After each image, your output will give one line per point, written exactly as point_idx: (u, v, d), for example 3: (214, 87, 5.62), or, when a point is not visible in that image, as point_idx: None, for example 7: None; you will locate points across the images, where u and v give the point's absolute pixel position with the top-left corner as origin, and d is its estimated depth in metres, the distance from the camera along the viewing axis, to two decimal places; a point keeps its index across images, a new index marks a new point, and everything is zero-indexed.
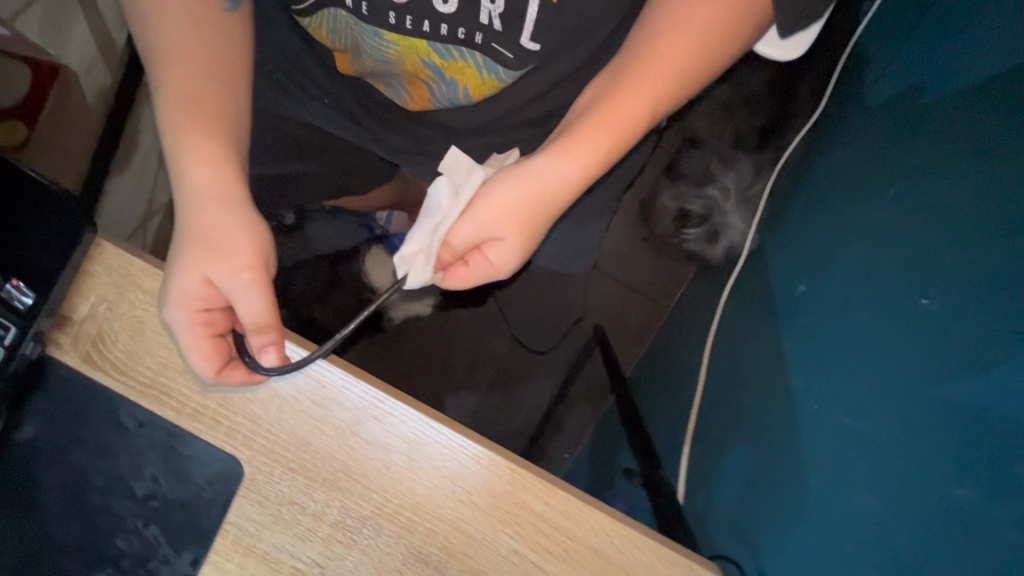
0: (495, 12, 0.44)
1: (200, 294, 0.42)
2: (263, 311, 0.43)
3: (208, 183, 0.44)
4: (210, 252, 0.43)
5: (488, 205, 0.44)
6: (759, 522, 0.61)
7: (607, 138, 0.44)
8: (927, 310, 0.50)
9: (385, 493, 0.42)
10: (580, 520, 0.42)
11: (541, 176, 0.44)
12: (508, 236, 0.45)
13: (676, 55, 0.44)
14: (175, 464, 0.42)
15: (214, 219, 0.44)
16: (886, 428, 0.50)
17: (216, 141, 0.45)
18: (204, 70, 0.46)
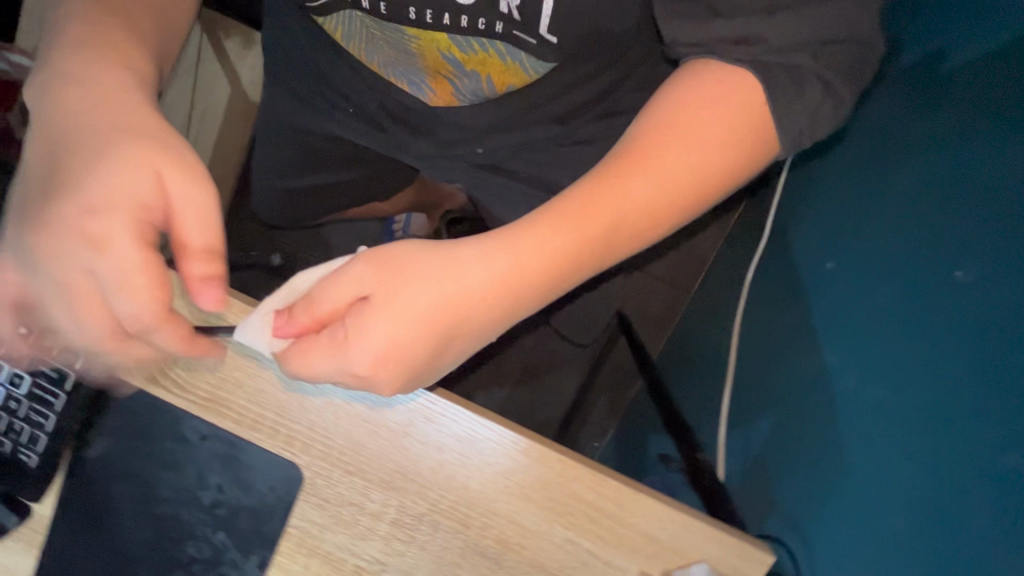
0: (514, 2, 0.42)
1: (136, 203, 0.38)
2: (211, 228, 0.40)
3: (95, 101, 0.40)
4: (124, 161, 0.38)
5: (367, 270, 0.38)
6: (800, 501, 0.61)
7: (577, 228, 0.39)
8: (961, 282, 0.50)
9: (440, 490, 0.43)
10: (632, 508, 0.43)
11: (461, 265, 0.39)
12: (372, 300, 0.38)
13: (681, 139, 0.40)
14: (236, 473, 0.44)
15: (122, 129, 0.40)
16: (923, 401, 0.50)
17: (116, 59, 0.41)
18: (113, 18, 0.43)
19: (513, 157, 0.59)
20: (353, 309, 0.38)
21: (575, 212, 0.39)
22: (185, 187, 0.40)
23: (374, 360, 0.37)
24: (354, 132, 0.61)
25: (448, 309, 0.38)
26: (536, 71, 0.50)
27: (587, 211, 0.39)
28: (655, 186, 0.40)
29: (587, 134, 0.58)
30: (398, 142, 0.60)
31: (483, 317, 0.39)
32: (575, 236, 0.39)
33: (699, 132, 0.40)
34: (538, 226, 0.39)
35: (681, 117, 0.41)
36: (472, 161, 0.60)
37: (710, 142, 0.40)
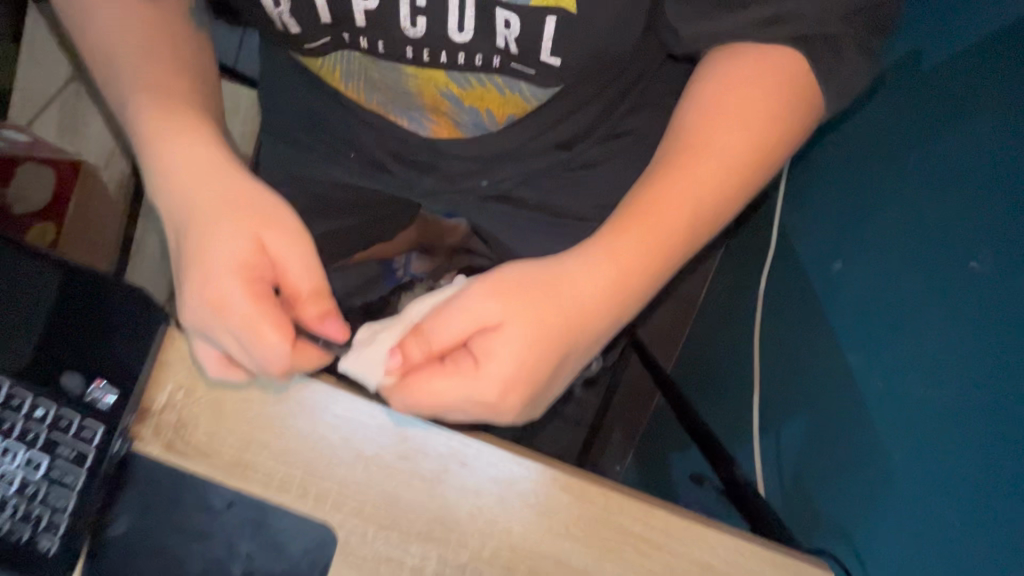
0: (511, 35, 0.43)
1: (244, 269, 0.43)
2: (312, 272, 0.45)
3: (211, 187, 0.45)
4: (238, 227, 0.44)
5: (490, 295, 0.40)
6: (847, 509, 0.59)
7: (650, 229, 0.42)
8: (977, 272, 0.49)
9: (482, 538, 0.41)
10: (682, 537, 0.41)
11: (570, 274, 0.41)
12: (505, 323, 0.40)
13: (739, 126, 0.43)
14: (266, 539, 0.42)
15: (221, 203, 0.45)
16: (957, 397, 0.48)
17: (204, 140, 0.47)
18: (157, 99, 0.47)
19: (522, 186, 0.60)
20: (480, 331, 0.40)
21: (662, 216, 0.42)
22: (280, 244, 0.44)
23: (506, 377, 0.40)
24: (357, 174, 0.61)
25: (539, 315, 0.40)
26: (534, 98, 0.50)
27: (651, 213, 0.42)
28: (721, 174, 0.42)
29: (594, 156, 0.58)
30: (405, 181, 0.59)
31: (602, 311, 0.42)
32: (653, 234, 0.42)
33: (747, 123, 0.43)
34: (614, 228, 0.42)
35: (722, 110, 0.43)
36: (477, 193, 0.60)
37: (748, 130, 0.43)
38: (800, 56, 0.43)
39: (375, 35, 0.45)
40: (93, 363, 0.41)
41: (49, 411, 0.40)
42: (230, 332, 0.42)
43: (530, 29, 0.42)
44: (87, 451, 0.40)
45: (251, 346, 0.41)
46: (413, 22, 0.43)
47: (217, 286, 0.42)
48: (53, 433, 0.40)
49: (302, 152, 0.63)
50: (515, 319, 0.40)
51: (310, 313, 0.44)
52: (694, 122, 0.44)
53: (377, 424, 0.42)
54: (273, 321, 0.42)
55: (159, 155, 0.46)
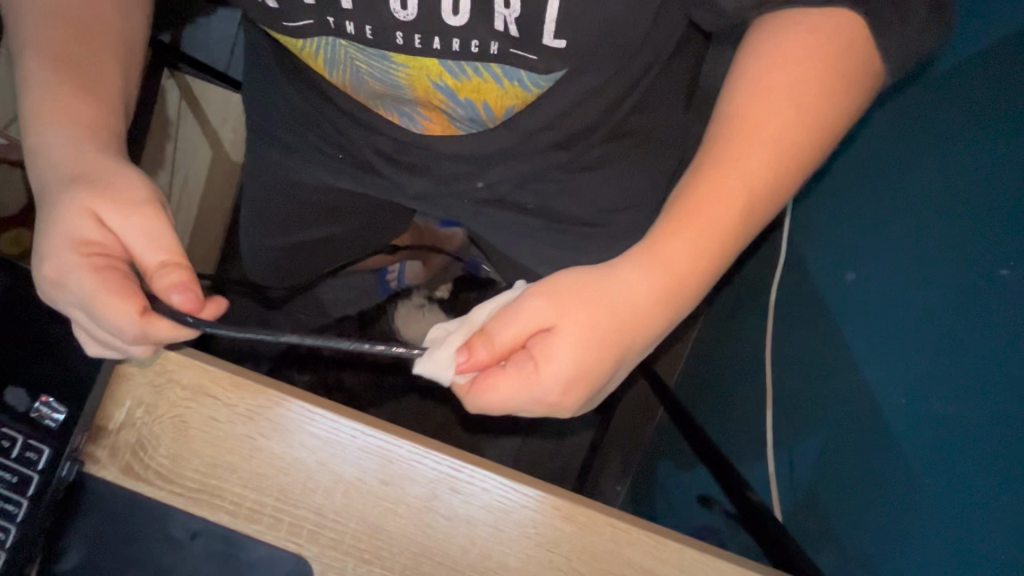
0: (511, 16, 0.39)
1: (91, 243, 0.36)
2: (163, 246, 0.36)
3: (57, 136, 0.37)
4: (82, 194, 0.36)
5: (540, 297, 0.36)
6: (868, 536, 0.55)
7: (716, 223, 0.36)
8: (1007, 279, 0.46)
9: (474, 573, 0.37)
10: (699, 573, 0.37)
11: (622, 276, 0.36)
12: (556, 327, 0.36)
13: (802, 103, 0.35)
14: (233, 574, 0.38)
15: (78, 165, 0.37)
16: (990, 414, 0.45)
17: (75, 92, 0.38)
18: (68, 39, 0.39)
19: (519, 189, 0.56)
20: (535, 334, 0.36)
21: (714, 212, 0.36)
22: (135, 219, 0.36)
23: (566, 383, 0.36)
24: (345, 178, 0.58)
25: (596, 317, 0.36)
26: (535, 88, 0.47)
27: (713, 201, 0.36)
28: (781, 161, 0.36)
29: (592, 159, 0.55)
30: (395, 184, 0.56)
31: (653, 317, 0.37)
32: (721, 227, 0.36)
33: (818, 91, 0.35)
34: (672, 226, 0.36)
35: (786, 89, 0.35)
36: (471, 195, 0.56)
37: (816, 101, 0.35)
38: (861, 19, 0.35)
39: (364, 18, 0.41)
40: (41, 377, 0.37)
41: None
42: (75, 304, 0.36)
43: (532, 12, 0.39)
44: (30, 477, 0.36)
45: (111, 321, 0.35)
46: (404, 3, 0.39)
47: (52, 258, 0.35)
48: None
49: (287, 153, 0.59)
50: (563, 322, 0.36)
51: (157, 286, 0.36)
52: (746, 106, 0.36)
53: (360, 445, 0.38)
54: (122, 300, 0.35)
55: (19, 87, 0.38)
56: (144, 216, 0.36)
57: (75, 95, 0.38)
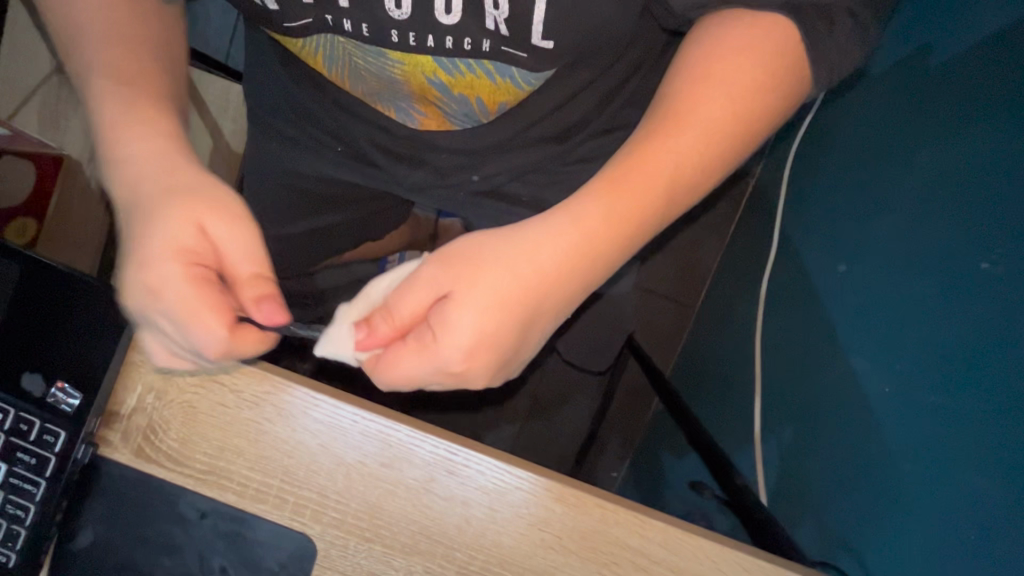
0: (501, 16, 0.40)
1: (185, 251, 0.38)
2: (255, 257, 0.39)
3: (143, 155, 0.40)
4: (176, 205, 0.38)
5: (438, 265, 0.37)
6: (850, 519, 0.57)
7: (630, 193, 0.37)
8: (990, 273, 0.46)
9: (470, 551, 0.39)
10: (682, 550, 0.39)
11: (529, 241, 0.37)
12: (455, 292, 0.37)
13: (725, 88, 0.38)
14: (241, 551, 0.40)
15: (167, 179, 0.39)
16: (970, 405, 0.45)
17: (154, 113, 0.41)
18: (132, 68, 0.42)
19: (515, 182, 0.58)
20: (436, 302, 0.37)
21: (636, 184, 0.37)
22: (224, 232, 0.39)
23: (467, 350, 0.37)
24: (345, 170, 0.60)
25: (501, 283, 0.36)
26: (528, 85, 0.48)
27: (630, 175, 0.38)
28: (701, 142, 0.38)
29: (586, 151, 0.56)
30: (392, 175, 0.57)
31: (559, 290, 0.38)
32: (634, 198, 0.37)
33: (740, 78, 0.38)
34: (586, 197, 0.38)
35: (709, 76, 0.38)
36: (469, 188, 0.57)
37: (738, 88, 0.38)
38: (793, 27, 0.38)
39: (359, 17, 0.42)
40: (53, 363, 0.39)
41: (9, 414, 0.38)
42: (167, 315, 0.37)
43: (522, 13, 0.40)
44: (48, 458, 0.38)
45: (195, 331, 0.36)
46: (398, 3, 0.40)
47: (146, 269, 0.37)
48: (13, 438, 0.38)
49: (288, 146, 0.61)
50: (468, 295, 0.36)
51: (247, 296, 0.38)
52: (678, 90, 0.39)
53: (361, 430, 0.39)
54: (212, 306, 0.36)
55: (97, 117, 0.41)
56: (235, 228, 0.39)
57: (152, 118, 0.41)
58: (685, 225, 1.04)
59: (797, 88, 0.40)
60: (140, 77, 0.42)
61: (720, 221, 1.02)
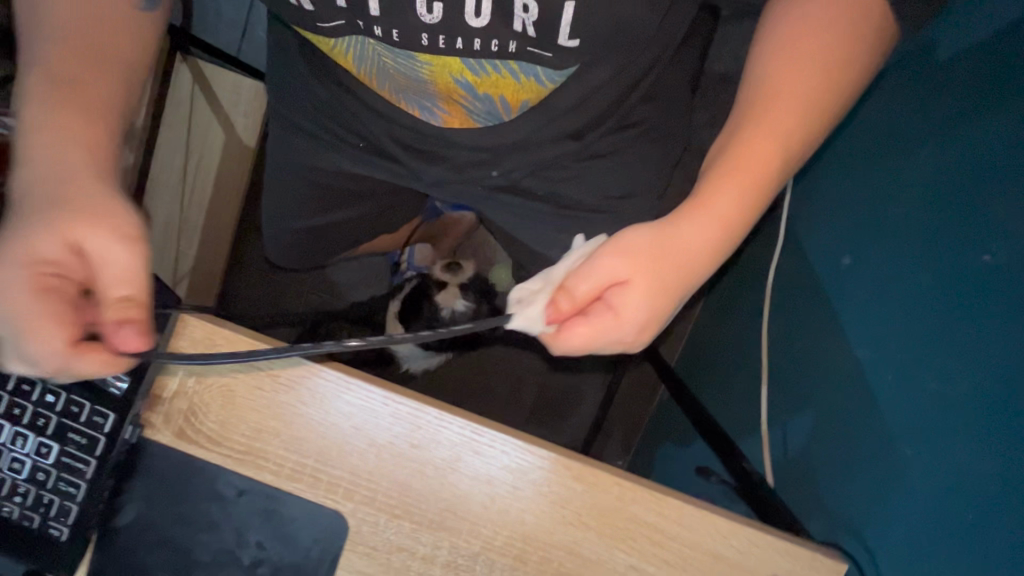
0: (529, 20, 0.42)
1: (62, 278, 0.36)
2: (133, 282, 0.36)
3: (46, 157, 0.36)
4: (68, 221, 0.35)
5: (614, 255, 0.39)
6: (852, 502, 0.59)
7: (748, 179, 0.39)
8: (990, 265, 0.49)
9: (494, 527, 0.41)
10: (695, 527, 0.41)
11: (677, 232, 0.39)
12: (632, 279, 0.39)
13: (814, 70, 0.39)
14: (277, 528, 0.42)
15: (76, 196, 0.36)
16: (970, 389, 0.48)
17: (72, 112, 0.37)
18: (76, 55, 0.38)
19: (531, 177, 0.59)
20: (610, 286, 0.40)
21: (757, 168, 0.39)
22: (115, 258, 0.36)
23: (642, 324, 0.41)
24: (365, 163, 0.61)
25: (657, 268, 0.39)
26: (549, 83, 0.50)
27: (747, 165, 0.39)
28: (808, 118, 0.39)
29: (604, 147, 0.57)
30: (413, 171, 0.59)
31: (703, 264, 0.41)
32: (756, 183, 0.39)
33: (829, 56, 0.39)
34: (717, 186, 0.39)
35: (797, 60, 0.39)
36: (485, 182, 0.59)
37: (825, 70, 0.39)
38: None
39: (390, 20, 0.44)
40: None
41: (60, 397, 0.40)
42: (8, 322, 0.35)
43: (548, 16, 0.42)
44: (99, 438, 0.40)
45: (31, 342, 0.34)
46: (429, 7, 0.42)
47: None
48: (64, 420, 0.40)
49: (309, 141, 0.62)
50: (637, 279, 0.39)
51: (106, 321, 0.36)
52: (772, 78, 0.40)
53: (391, 412, 0.42)
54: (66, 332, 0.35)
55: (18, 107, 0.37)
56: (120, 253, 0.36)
57: (73, 109, 0.37)
58: None
59: None
60: (81, 73, 0.38)
61: None
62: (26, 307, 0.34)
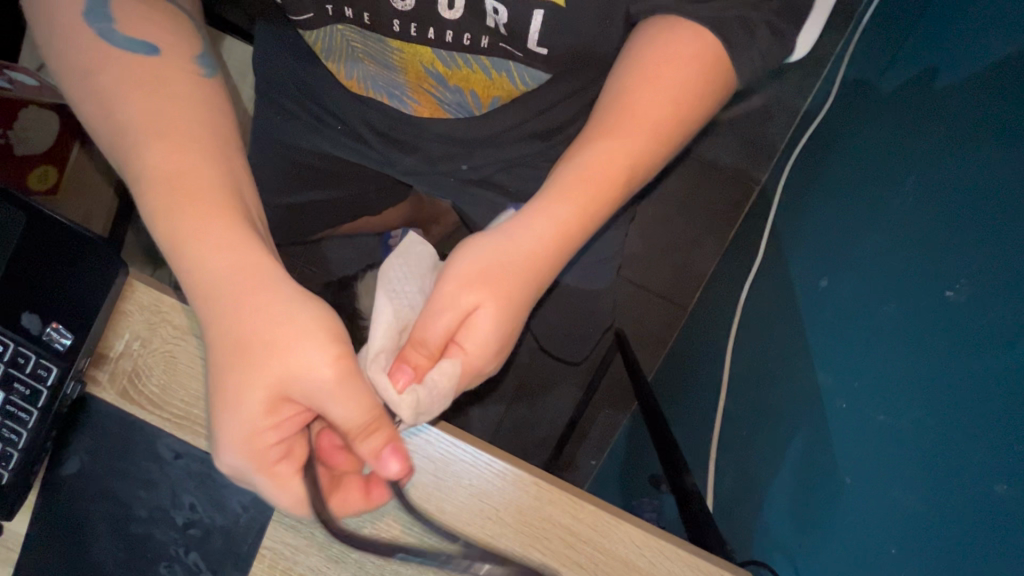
0: (501, 20, 0.44)
1: (314, 363, 0.36)
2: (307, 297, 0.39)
3: (234, 261, 0.37)
4: (297, 301, 0.38)
5: (455, 283, 0.40)
6: (796, 526, 0.58)
7: (592, 194, 0.41)
8: (952, 302, 0.48)
9: (414, 513, 0.42)
10: (611, 532, 0.42)
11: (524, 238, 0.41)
12: (487, 301, 0.40)
13: (655, 102, 0.42)
14: (210, 491, 0.44)
15: (215, 203, 0.38)
16: (916, 424, 0.48)
17: (181, 122, 0.39)
18: (160, 74, 0.41)
19: (503, 172, 0.59)
20: (466, 318, 0.40)
21: (599, 183, 0.41)
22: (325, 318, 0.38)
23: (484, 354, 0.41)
24: (344, 149, 0.61)
25: (500, 283, 0.41)
26: (521, 83, 0.51)
27: (589, 181, 0.41)
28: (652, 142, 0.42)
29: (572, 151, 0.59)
30: (385, 158, 0.59)
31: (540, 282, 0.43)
32: (596, 194, 0.41)
33: (681, 88, 0.42)
34: (554, 197, 0.41)
35: (640, 94, 0.42)
36: (456, 176, 0.59)
37: (676, 98, 0.42)
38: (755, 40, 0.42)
39: (362, 6, 0.46)
40: (53, 307, 0.42)
41: (8, 347, 0.42)
42: (326, 396, 0.37)
43: (517, 19, 0.44)
44: (41, 391, 0.42)
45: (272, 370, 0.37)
46: None
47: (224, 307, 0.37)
48: (11, 369, 0.42)
49: (286, 121, 0.63)
50: (461, 302, 0.40)
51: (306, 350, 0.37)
52: (628, 93, 0.43)
53: None
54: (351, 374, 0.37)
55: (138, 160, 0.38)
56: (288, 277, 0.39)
57: (218, 209, 0.38)
58: (684, 228, 1.04)
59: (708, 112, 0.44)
60: (160, 79, 0.40)
61: (720, 228, 1.03)
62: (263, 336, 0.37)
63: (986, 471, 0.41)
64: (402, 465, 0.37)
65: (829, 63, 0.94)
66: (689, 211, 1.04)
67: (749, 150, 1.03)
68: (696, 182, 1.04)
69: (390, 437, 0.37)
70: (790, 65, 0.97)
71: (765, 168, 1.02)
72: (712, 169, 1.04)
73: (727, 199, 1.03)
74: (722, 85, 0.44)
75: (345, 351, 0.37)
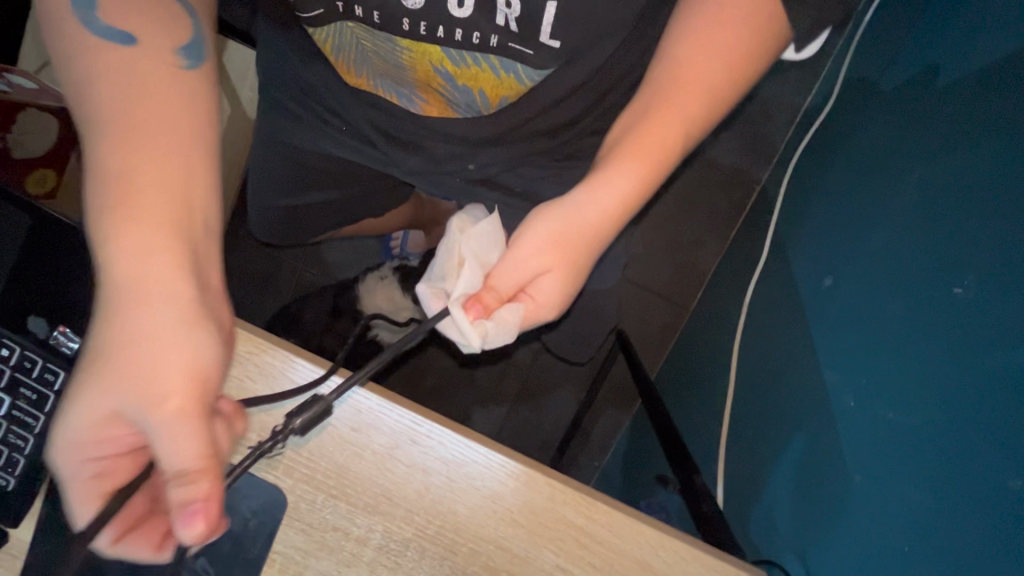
0: (512, 15, 0.43)
1: (161, 399, 0.33)
2: (195, 326, 0.35)
3: (131, 264, 0.34)
4: (183, 325, 0.34)
5: (530, 251, 0.44)
6: (806, 524, 0.58)
7: (649, 155, 0.44)
8: (960, 299, 0.48)
9: (426, 517, 0.42)
10: (623, 532, 0.42)
11: (586, 206, 0.44)
12: (551, 267, 0.44)
13: (709, 64, 0.43)
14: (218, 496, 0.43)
15: (147, 200, 0.34)
16: (925, 420, 0.48)
17: (152, 119, 0.36)
18: (143, 65, 0.37)
19: (508, 172, 0.60)
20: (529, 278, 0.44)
21: (654, 147, 0.43)
22: (204, 353, 0.35)
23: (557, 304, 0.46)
24: (347, 148, 0.61)
25: (568, 251, 0.44)
26: (528, 80, 0.51)
27: (647, 144, 0.44)
28: (701, 103, 0.44)
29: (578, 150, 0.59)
30: (391, 158, 0.59)
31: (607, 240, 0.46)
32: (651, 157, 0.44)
33: (729, 50, 0.43)
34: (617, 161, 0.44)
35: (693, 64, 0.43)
36: (461, 175, 0.60)
37: (726, 60, 0.43)
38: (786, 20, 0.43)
39: (372, 3, 0.45)
40: (62, 310, 0.42)
41: (14, 351, 0.41)
42: (154, 432, 0.34)
43: (529, 14, 0.43)
44: (48, 396, 0.41)
45: (113, 391, 0.33)
46: None
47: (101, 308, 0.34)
48: (16, 373, 0.41)
49: (291, 121, 0.62)
50: (529, 268, 0.44)
51: (160, 384, 0.33)
52: (678, 62, 0.44)
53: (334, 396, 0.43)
54: (195, 417, 0.34)
55: (92, 149, 0.35)
56: (187, 299, 0.35)
57: (147, 208, 0.34)
58: (685, 227, 1.05)
59: (757, 68, 0.45)
60: (140, 69, 0.37)
61: (721, 227, 1.04)
62: (116, 354, 0.33)
63: (997, 465, 0.41)
64: (206, 525, 0.33)
65: (828, 63, 0.95)
66: (691, 210, 1.05)
67: (749, 149, 1.03)
68: (698, 181, 1.04)
69: (204, 492, 0.34)
70: (788, 65, 0.98)
71: (765, 168, 1.02)
72: (713, 168, 1.04)
73: (729, 198, 1.03)
74: (771, 39, 0.43)
75: (200, 396, 0.34)
